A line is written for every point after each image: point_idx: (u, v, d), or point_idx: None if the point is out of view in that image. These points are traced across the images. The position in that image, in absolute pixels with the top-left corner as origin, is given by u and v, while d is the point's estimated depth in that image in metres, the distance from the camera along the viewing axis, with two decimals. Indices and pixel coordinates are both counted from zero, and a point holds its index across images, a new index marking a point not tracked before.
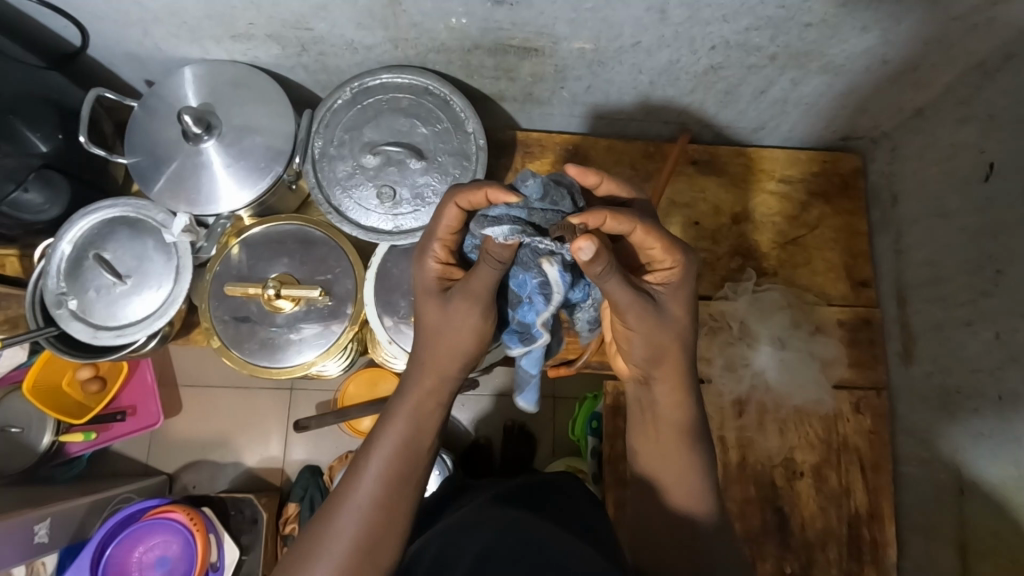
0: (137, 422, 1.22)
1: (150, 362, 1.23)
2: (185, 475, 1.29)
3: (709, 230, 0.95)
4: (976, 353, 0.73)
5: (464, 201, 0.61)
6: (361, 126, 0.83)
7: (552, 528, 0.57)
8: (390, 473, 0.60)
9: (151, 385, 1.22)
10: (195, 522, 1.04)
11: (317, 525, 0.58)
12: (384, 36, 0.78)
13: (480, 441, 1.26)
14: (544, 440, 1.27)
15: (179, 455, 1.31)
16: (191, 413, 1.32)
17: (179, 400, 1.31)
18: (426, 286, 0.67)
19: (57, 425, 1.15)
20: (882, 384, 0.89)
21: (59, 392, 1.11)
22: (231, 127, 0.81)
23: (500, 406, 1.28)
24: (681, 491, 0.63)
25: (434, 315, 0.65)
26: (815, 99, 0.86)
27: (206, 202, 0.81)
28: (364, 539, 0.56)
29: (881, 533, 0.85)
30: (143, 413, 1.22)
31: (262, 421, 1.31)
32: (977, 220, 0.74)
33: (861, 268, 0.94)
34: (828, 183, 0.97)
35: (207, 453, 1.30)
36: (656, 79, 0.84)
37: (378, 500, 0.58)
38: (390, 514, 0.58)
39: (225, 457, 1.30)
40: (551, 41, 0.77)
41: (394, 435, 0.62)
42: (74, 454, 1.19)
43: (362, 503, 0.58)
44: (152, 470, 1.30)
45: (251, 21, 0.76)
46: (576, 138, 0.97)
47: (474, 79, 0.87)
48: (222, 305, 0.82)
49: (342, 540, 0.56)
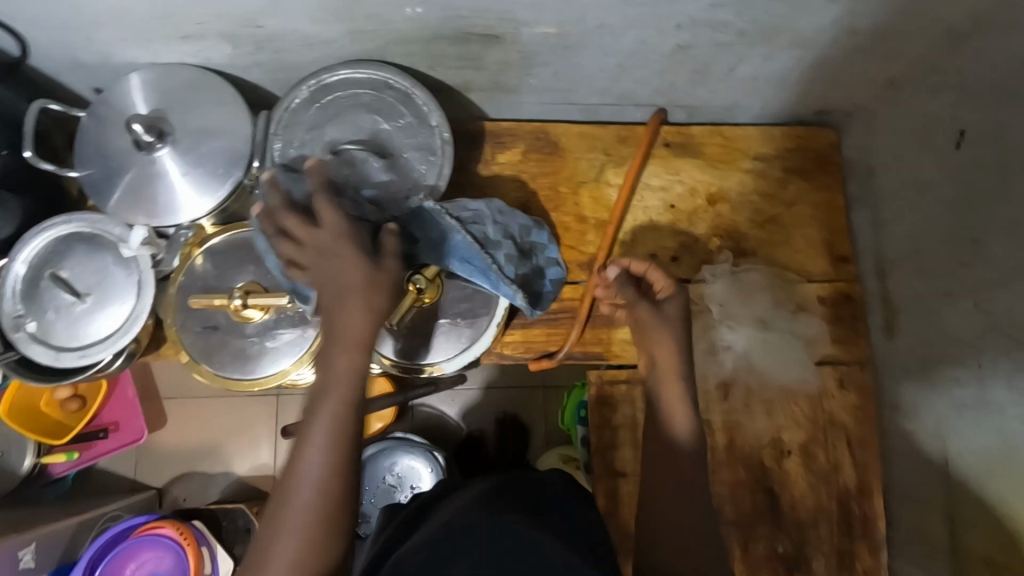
0: (121, 438, 1.20)
1: (130, 377, 1.20)
2: (174, 489, 1.27)
3: (686, 212, 0.93)
4: (956, 324, 0.73)
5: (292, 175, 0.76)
6: (322, 125, 0.80)
7: (553, 540, 0.56)
8: (336, 442, 0.55)
9: (133, 399, 1.20)
10: (185, 536, 1.02)
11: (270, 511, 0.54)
12: (341, 29, 0.74)
13: (473, 435, 1.25)
14: (535, 431, 1.26)
15: (167, 469, 1.28)
16: (174, 427, 1.29)
17: (161, 414, 1.28)
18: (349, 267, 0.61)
19: (37, 446, 1.12)
20: (866, 359, 0.89)
21: (38, 412, 1.08)
22: (185, 133, 0.78)
23: (490, 400, 1.26)
24: (679, 482, 0.63)
25: (340, 277, 0.61)
26: (787, 73, 0.85)
27: (165, 212, 0.77)
28: (321, 520, 0.53)
29: (870, 507, 0.85)
30: (126, 428, 1.19)
31: (250, 428, 1.29)
32: (953, 191, 0.73)
33: (841, 243, 0.93)
34: (803, 159, 0.95)
35: (196, 465, 1.28)
36: (625, 61, 0.82)
37: (327, 474, 0.54)
38: (341, 489, 0.54)
39: (213, 468, 1.27)
40: (514, 27, 0.74)
41: (337, 400, 0.56)
42: (58, 475, 1.17)
43: (309, 482, 0.53)
44: (140, 487, 1.27)
45: (199, 20, 0.72)
46: (546, 126, 0.94)
47: (438, 70, 0.84)
48: (191, 317, 0.79)
49: (298, 524, 0.52)
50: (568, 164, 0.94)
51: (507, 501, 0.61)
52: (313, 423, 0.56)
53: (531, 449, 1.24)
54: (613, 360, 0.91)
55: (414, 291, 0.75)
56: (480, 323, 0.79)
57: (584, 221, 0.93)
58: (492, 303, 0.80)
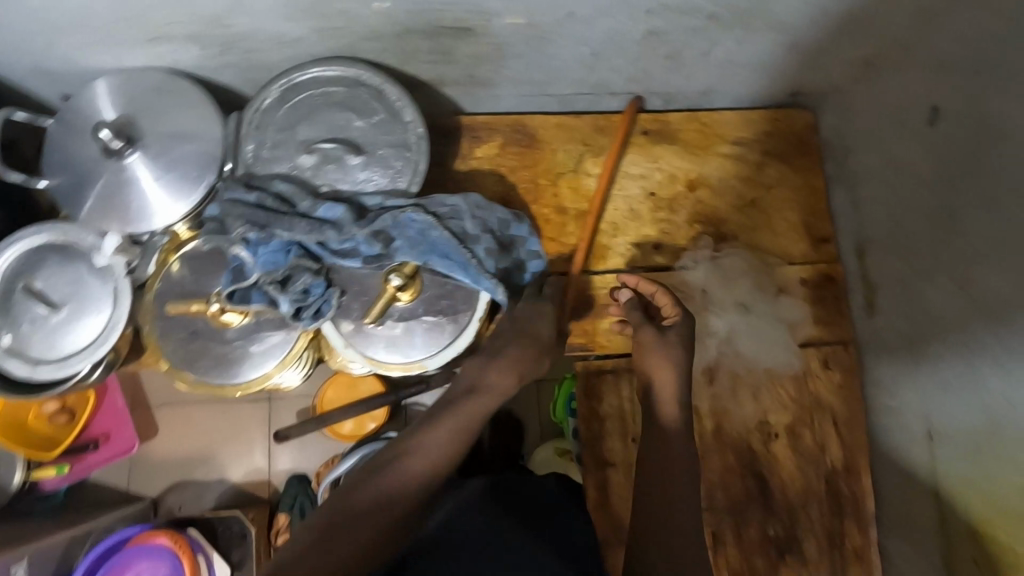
0: (113, 449, 1.18)
1: (119, 388, 1.19)
2: (168, 498, 1.24)
3: (666, 200, 0.93)
4: (935, 300, 0.73)
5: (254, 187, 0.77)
6: (294, 125, 0.78)
7: (556, 558, 0.59)
8: (454, 440, 0.58)
9: (123, 411, 1.18)
10: (180, 544, 1.03)
11: (369, 469, 0.55)
12: (309, 27, 0.74)
13: None
14: (529, 425, 1.26)
15: (160, 479, 1.24)
16: (166, 435, 1.26)
17: (153, 424, 1.26)
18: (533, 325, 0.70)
19: (26, 461, 1.11)
20: (849, 339, 0.89)
21: (24, 427, 1.10)
22: (155, 138, 0.77)
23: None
24: (686, 477, 0.60)
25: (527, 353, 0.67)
26: (761, 57, 0.85)
27: (138, 219, 0.76)
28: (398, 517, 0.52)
29: (859, 486, 0.86)
30: (117, 439, 1.18)
31: (244, 434, 1.26)
32: (928, 168, 0.74)
33: (821, 224, 0.93)
34: (782, 143, 0.95)
35: (189, 474, 1.25)
36: (598, 49, 0.81)
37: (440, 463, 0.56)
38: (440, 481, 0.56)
39: (208, 476, 1.25)
40: (484, 19, 0.73)
41: (467, 415, 0.60)
42: (49, 489, 1.17)
43: (416, 462, 0.55)
44: (134, 498, 1.23)
45: (164, 22, 0.71)
46: (523, 118, 0.94)
47: (410, 65, 0.83)
48: (168, 325, 0.78)
49: (376, 509, 0.51)
50: (547, 156, 0.93)
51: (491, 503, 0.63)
52: (438, 417, 0.59)
53: (527, 443, 1.24)
54: (600, 351, 0.90)
55: (392, 288, 0.74)
56: (460, 318, 0.77)
57: (565, 212, 0.93)
58: (473, 298, 0.78)
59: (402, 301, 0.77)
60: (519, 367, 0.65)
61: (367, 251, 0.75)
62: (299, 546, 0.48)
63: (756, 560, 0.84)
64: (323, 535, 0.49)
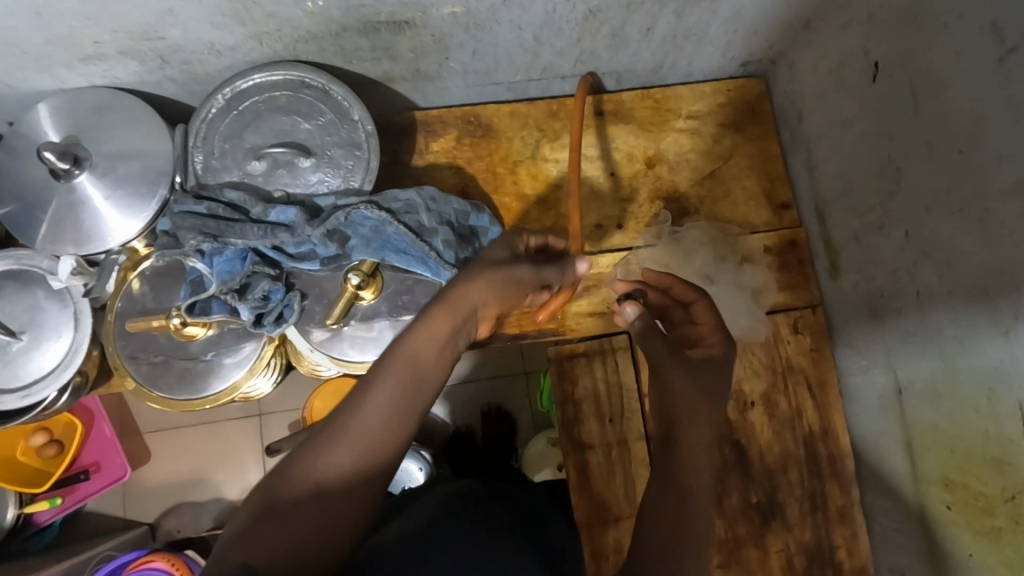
0: (103, 479, 1.17)
1: (106, 415, 1.17)
2: (167, 521, 1.22)
3: (625, 178, 0.93)
4: (890, 255, 0.73)
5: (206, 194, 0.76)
6: (241, 132, 0.78)
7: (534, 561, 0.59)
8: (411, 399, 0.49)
9: (111, 438, 1.17)
10: (177, 566, 1.01)
11: (316, 436, 0.47)
12: (244, 32, 0.73)
13: (461, 430, 1.23)
14: (520, 418, 1.25)
15: (156, 503, 1.22)
16: (158, 459, 1.23)
17: (145, 447, 1.23)
18: (500, 272, 0.60)
19: (18, 497, 1.10)
20: (816, 302, 0.89)
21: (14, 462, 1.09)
22: (102, 156, 0.76)
23: (472, 391, 1.25)
24: (699, 492, 0.54)
25: (472, 293, 0.57)
26: (702, 28, 0.85)
27: (91, 239, 0.76)
28: (363, 480, 0.45)
29: (836, 446, 0.86)
30: (107, 468, 1.17)
31: (236, 452, 1.24)
32: (873, 123, 0.74)
33: (780, 190, 0.93)
34: (735, 112, 0.96)
35: (186, 494, 1.22)
36: (539, 33, 0.81)
37: (398, 417, 0.48)
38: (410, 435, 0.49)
39: (204, 496, 1.22)
40: (420, 10, 0.73)
41: (421, 366, 0.51)
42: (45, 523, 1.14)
43: (374, 419, 0.47)
44: (132, 523, 1.21)
45: (97, 38, 0.70)
46: (476, 109, 0.94)
47: (354, 64, 0.82)
48: (130, 343, 0.78)
49: (339, 481, 0.45)
50: (502, 145, 0.93)
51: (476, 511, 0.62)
52: (400, 357, 0.51)
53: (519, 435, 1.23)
54: (571, 334, 0.91)
55: (352, 288, 0.74)
56: None
57: (525, 199, 0.93)
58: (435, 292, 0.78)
59: (365, 299, 0.76)
60: (465, 305, 0.56)
61: (324, 252, 0.76)
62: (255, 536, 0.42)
63: (739, 528, 0.84)
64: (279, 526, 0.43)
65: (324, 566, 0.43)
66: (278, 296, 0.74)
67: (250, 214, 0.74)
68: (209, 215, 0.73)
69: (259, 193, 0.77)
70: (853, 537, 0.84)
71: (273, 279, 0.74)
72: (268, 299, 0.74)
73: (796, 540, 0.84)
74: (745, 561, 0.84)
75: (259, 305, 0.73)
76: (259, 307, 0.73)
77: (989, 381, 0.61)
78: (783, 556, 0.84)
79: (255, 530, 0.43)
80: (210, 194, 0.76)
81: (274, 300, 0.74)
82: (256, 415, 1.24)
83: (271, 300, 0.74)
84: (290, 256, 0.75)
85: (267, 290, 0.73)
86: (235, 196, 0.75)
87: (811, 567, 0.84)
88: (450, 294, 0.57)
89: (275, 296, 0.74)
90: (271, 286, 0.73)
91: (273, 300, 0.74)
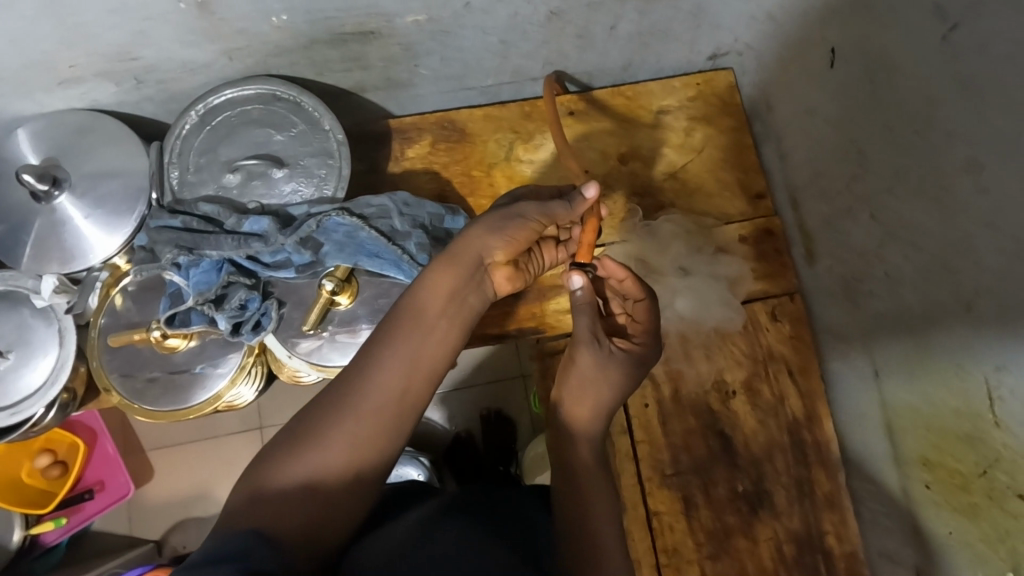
0: (107, 498, 1.14)
1: (110, 434, 1.15)
2: (172, 537, 1.17)
3: (600, 175, 0.94)
4: (860, 238, 0.74)
5: (181, 207, 0.77)
6: (215, 146, 0.80)
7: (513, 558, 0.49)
8: (417, 363, 0.53)
9: (116, 456, 1.14)
10: None
11: (324, 398, 0.51)
12: (215, 49, 0.75)
13: (461, 435, 1.16)
14: (522, 422, 1.17)
15: (160, 519, 1.17)
16: (161, 475, 1.18)
17: (148, 466, 1.18)
18: (503, 218, 0.66)
19: (24, 518, 1.08)
20: (794, 289, 0.90)
21: (21, 484, 1.08)
22: (81, 176, 0.78)
23: (469, 396, 1.17)
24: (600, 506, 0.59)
25: (477, 244, 0.63)
26: (667, 24, 0.86)
27: (74, 257, 0.77)
28: (364, 446, 0.48)
29: (821, 432, 0.86)
30: (111, 486, 1.14)
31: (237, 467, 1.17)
32: (838, 109, 0.75)
33: (754, 180, 0.94)
34: (706, 105, 0.96)
35: (190, 510, 1.17)
36: (506, 37, 0.83)
37: (405, 376, 0.52)
38: (416, 397, 0.52)
39: (208, 510, 1.17)
40: (385, 20, 0.75)
41: (427, 324, 0.56)
42: (52, 544, 1.11)
43: (382, 387, 0.51)
44: (137, 542, 1.16)
45: (71, 62, 0.72)
46: (450, 114, 0.95)
47: (326, 75, 0.84)
48: (115, 358, 0.79)
49: (341, 445, 0.48)
50: (477, 148, 0.94)
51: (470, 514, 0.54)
52: (405, 322, 0.55)
53: (522, 438, 1.16)
54: (552, 333, 0.91)
55: (327, 293, 0.75)
56: None
57: None
58: None
59: (342, 304, 0.77)
60: (469, 257, 0.62)
61: (299, 259, 0.77)
62: (271, 479, 0.46)
63: (727, 518, 0.84)
64: (291, 472, 0.46)
65: (331, 514, 0.46)
66: (254, 305, 0.75)
67: (224, 225, 0.76)
68: (184, 227, 0.75)
69: (235, 206, 0.79)
70: (842, 523, 0.83)
71: (249, 288, 0.75)
72: (245, 307, 0.75)
73: (785, 528, 0.83)
74: (734, 551, 0.83)
75: (236, 314, 0.75)
76: (236, 316, 0.75)
77: (957, 355, 0.61)
78: (773, 544, 0.83)
79: (272, 471, 0.47)
80: (186, 208, 0.77)
81: (252, 310, 0.75)
82: (257, 428, 1.18)
83: (248, 309, 0.75)
84: (266, 265, 0.77)
85: (243, 300, 0.74)
86: (210, 209, 0.76)
87: (801, 553, 0.83)
88: (455, 249, 0.63)
89: (252, 306, 0.75)
90: (247, 295, 0.75)
91: (251, 309, 0.75)
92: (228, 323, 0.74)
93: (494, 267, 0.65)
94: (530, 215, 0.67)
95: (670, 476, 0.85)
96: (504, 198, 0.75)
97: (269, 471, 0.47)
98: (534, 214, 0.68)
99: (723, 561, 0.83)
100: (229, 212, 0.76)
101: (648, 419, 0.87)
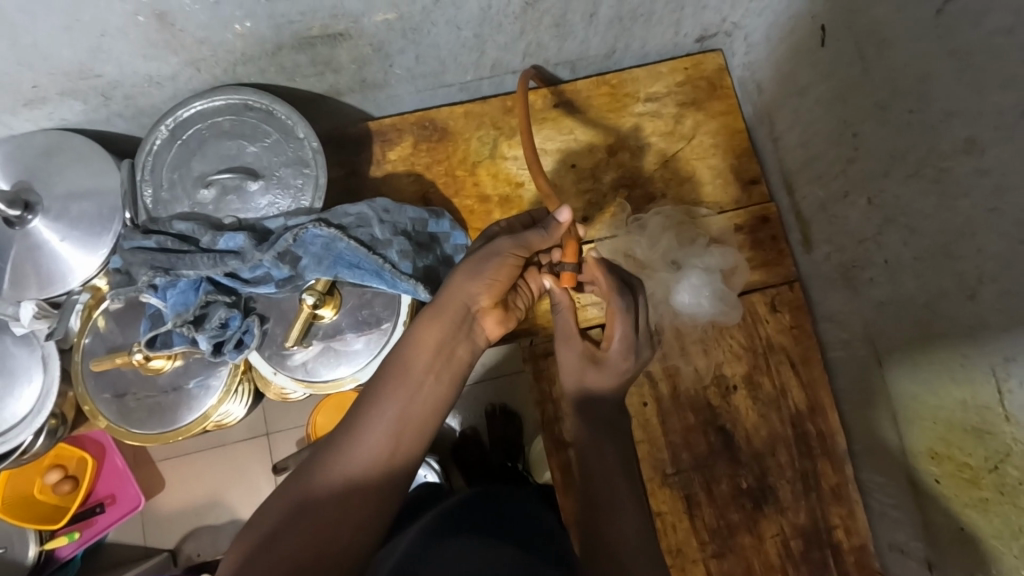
0: (119, 511, 1.06)
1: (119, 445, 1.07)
2: (184, 548, 1.09)
3: (587, 169, 0.91)
4: (858, 223, 0.71)
5: (151, 225, 0.75)
6: (187, 162, 0.78)
7: (516, 548, 0.53)
8: (404, 422, 0.52)
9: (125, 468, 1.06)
10: None
11: (315, 461, 0.50)
12: (179, 61, 0.73)
13: (466, 434, 1.11)
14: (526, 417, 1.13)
15: (172, 529, 1.10)
16: (171, 485, 1.11)
17: (158, 477, 1.11)
18: (481, 259, 0.63)
19: (38, 533, 1.00)
20: (793, 278, 0.86)
21: (31, 500, 1.01)
22: (54, 199, 0.76)
23: (473, 394, 1.13)
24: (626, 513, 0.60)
25: (461, 293, 0.61)
26: (649, 8, 0.82)
27: (51, 283, 0.76)
28: (357, 506, 0.47)
29: (826, 424, 0.83)
30: (122, 499, 1.06)
31: (247, 474, 1.11)
32: (829, 88, 0.71)
33: (747, 165, 0.90)
34: (695, 90, 0.93)
35: (203, 518, 1.10)
36: (479, 30, 0.79)
37: (393, 435, 0.51)
38: (406, 454, 0.51)
39: (220, 519, 1.10)
40: (351, 21, 0.72)
41: (414, 379, 0.55)
42: (69, 558, 1.04)
43: (376, 446, 0.50)
44: (153, 552, 1.09)
45: (34, 82, 0.70)
46: (431, 112, 0.92)
47: (298, 81, 0.81)
48: (98, 383, 0.78)
49: (335, 503, 0.47)
50: (459, 146, 0.92)
51: (477, 514, 0.58)
52: (397, 381, 0.54)
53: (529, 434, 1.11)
54: (546, 332, 0.88)
55: (309, 307, 0.74)
56: (384, 327, 0.78)
57: (486, 200, 0.91)
58: (395, 305, 0.79)
59: (326, 316, 0.77)
60: (454, 307, 0.60)
61: (278, 274, 0.75)
62: (263, 547, 0.44)
63: (731, 515, 0.81)
64: (283, 537, 0.45)
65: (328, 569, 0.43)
66: (236, 323, 0.75)
67: (201, 241, 0.74)
68: (161, 245, 0.73)
69: (213, 222, 0.77)
70: (850, 515, 0.80)
71: (230, 306, 0.75)
72: (227, 326, 0.75)
73: (791, 523, 0.81)
74: (740, 549, 0.81)
75: (218, 332, 0.74)
76: (219, 334, 0.74)
77: (961, 344, 0.58)
78: (779, 540, 0.81)
79: (266, 537, 0.45)
80: (162, 227, 0.75)
81: (233, 327, 0.75)
82: (264, 436, 1.12)
83: (229, 325, 0.75)
84: (247, 283, 0.76)
85: (224, 318, 0.74)
86: (185, 227, 0.74)
87: (808, 548, 0.80)
88: (440, 300, 0.61)
89: (233, 323, 0.75)
90: (227, 312, 0.74)
91: (232, 326, 0.75)
92: (210, 343, 0.73)
93: (482, 313, 0.62)
94: (505, 251, 0.64)
95: (671, 475, 0.83)
96: (479, 240, 0.68)
97: (264, 531, 0.46)
98: (510, 249, 0.64)
99: (729, 560, 0.81)
100: (203, 229, 0.74)
101: (647, 418, 0.84)
